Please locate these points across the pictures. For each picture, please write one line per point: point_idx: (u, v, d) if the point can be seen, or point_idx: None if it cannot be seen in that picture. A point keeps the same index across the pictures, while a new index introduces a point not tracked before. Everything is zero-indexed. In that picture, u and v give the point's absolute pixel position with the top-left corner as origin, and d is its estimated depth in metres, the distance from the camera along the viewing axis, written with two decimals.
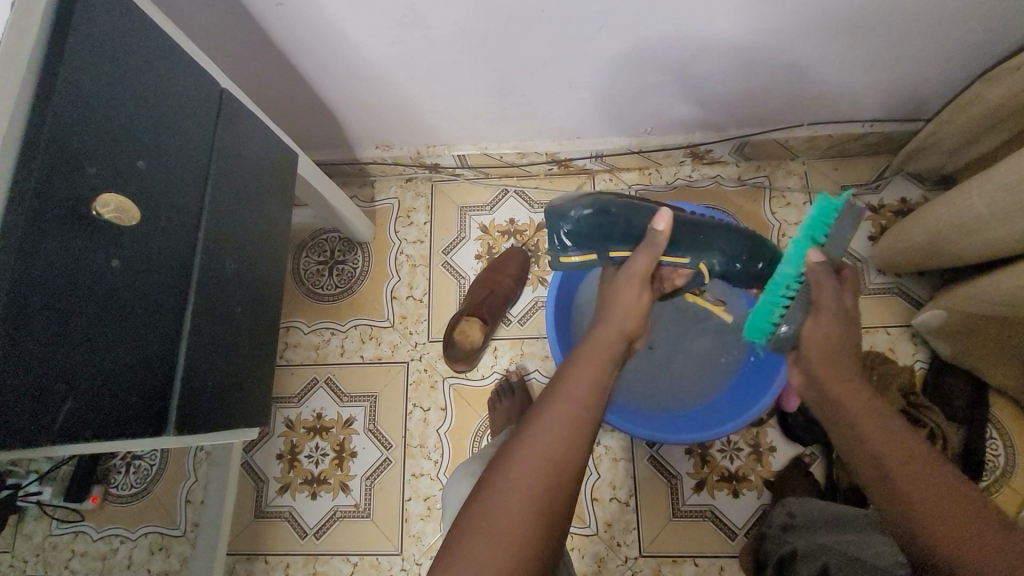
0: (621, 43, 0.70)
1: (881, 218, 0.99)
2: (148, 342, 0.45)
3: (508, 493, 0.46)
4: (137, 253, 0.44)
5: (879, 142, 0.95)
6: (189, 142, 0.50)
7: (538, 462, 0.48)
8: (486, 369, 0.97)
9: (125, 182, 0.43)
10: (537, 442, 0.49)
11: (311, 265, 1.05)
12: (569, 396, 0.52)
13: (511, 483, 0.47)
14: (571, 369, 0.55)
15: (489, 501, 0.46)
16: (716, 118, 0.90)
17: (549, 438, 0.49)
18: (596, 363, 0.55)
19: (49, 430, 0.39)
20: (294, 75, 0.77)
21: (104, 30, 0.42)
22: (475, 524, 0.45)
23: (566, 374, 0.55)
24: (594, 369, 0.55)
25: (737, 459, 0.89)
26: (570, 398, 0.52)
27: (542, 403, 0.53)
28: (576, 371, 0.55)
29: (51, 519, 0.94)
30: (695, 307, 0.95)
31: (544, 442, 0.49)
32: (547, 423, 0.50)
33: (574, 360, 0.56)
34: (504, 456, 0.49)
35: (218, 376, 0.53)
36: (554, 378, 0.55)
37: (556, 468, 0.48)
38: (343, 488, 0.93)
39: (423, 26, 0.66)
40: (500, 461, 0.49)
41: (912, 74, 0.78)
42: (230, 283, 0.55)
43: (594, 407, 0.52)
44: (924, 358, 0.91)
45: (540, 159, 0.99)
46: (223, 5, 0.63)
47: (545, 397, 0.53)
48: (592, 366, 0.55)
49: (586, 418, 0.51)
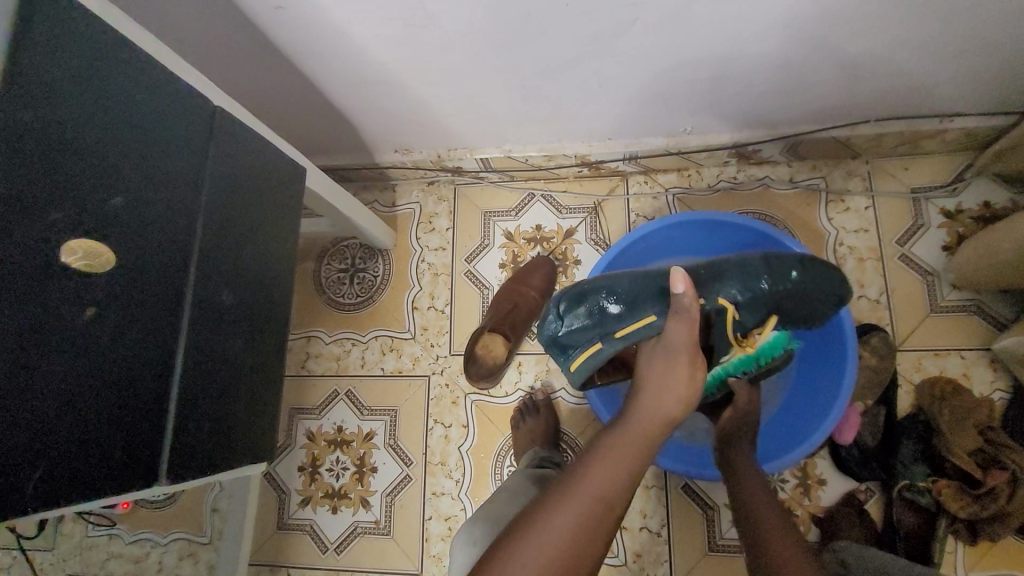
0: (656, 38, 0.62)
1: (959, 225, 0.87)
2: (131, 392, 0.43)
3: None
4: (116, 298, 0.42)
5: (959, 138, 0.82)
6: (178, 172, 0.47)
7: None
8: (509, 385, 0.92)
9: (99, 223, 0.40)
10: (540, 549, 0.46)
11: (332, 273, 1.02)
12: (580, 501, 0.49)
13: None
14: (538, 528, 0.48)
15: None
16: (766, 116, 0.80)
17: (551, 547, 0.47)
18: (614, 466, 0.52)
19: (21, 494, 0.37)
20: (304, 82, 0.73)
21: (66, 61, 0.39)
22: None
23: (580, 472, 0.52)
24: (612, 475, 0.51)
25: (781, 493, 0.81)
26: (581, 504, 0.49)
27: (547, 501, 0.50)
28: (591, 472, 0.51)
29: (88, 521, 0.97)
30: None
31: None
32: (554, 529, 0.47)
33: (592, 456, 0.53)
34: None
35: (218, 415, 0.50)
36: (564, 474, 0.52)
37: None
38: (363, 504, 0.92)
39: (433, 25, 0.60)
40: None
41: (1006, 61, 0.66)
42: (229, 317, 0.52)
43: (605, 516, 0.49)
44: (1005, 388, 0.80)
45: (569, 161, 0.92)
46: (222, 12, 0.59)
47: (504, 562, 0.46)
48: (610, 468, 0.52)
49: (596, 528, 0.49)
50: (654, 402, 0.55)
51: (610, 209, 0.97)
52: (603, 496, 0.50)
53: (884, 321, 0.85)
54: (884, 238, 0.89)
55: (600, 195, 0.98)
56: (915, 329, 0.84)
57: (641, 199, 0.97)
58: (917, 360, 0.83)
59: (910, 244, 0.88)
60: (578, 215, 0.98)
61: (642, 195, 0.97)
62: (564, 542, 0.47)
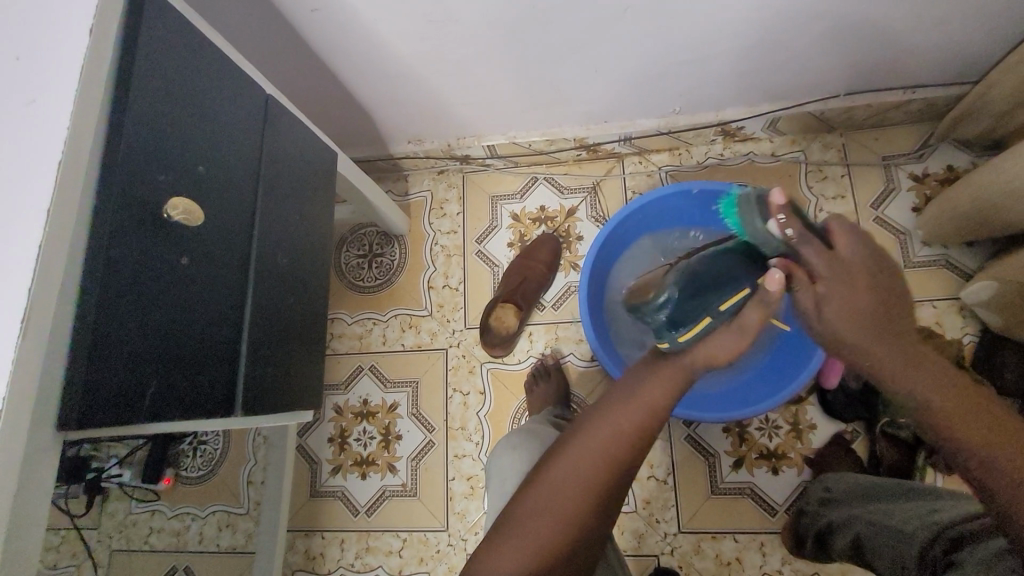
0: (645, 25, 0.71)
1: (925, 188, 0.95)
2: (215, 331, 0.50)
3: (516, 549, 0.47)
4: (201, 249, 0.49)
5: (922, 109, 0.91)
6: (243, 147, 0.54)
7: (558, 505, 0.48)
8: (522, 353, 1.00)
9: (186, 186, 0.48)
10: (555, 482, 0.49)
11: (352, 259, 1.09)
12: (596, 439, 0.51)
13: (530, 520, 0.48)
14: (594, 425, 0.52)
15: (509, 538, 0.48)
16: (747, 94, 0.88)
17: (568, 480, 0.49)
18: (633, 408, 0.52)
19: (138, 409, 0.43)
20: (330, 77, 0.81)
21: (164, 48, 0.46)
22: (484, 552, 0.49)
23: (598, 414, 0.53)
24: (630, 415, 0.52)
25: (776, 437, 0.89)
26: (596, 441, 0.51)
27: (565, 442, 0.52)
28: (608, 413, 0.53)
29: (131, 499, 1.03)
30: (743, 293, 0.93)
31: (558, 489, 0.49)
32: (570, 464, 0.50)
33: (611, 399, 0.54)
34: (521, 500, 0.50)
35: (278, 362, 0.58)
36: (582, 418, 0.54)
37: (574, 515, 0.48)
38: (390, 469, 0.99)
39: (450, 21, 0.68)
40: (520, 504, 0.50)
41: (955, 36, 0.75)
42: (283, 276, 0.59)
43: (624, 452, 0.51)
44: (975, 332, 0.88)
45: (568, 145, 1.00)
46: (263, 14, 0.67)
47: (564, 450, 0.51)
48: (629, 408, 0.52)
49: (613, 464, 0.50)
50: (689, 355, 0.55)
51: (608, 188, 1.05)
52: (620, 434, 0.51)
53: None
54: (859, 203, 0.97)
55: (598, 176, 1.06)
56: None
57: (636, 178, 1.05)
58: None
59: (884, 208, 0.96)
60: (578, 195, 1.06)
61: (636, 174, 1.05)
62: (618, 438, 0.51)
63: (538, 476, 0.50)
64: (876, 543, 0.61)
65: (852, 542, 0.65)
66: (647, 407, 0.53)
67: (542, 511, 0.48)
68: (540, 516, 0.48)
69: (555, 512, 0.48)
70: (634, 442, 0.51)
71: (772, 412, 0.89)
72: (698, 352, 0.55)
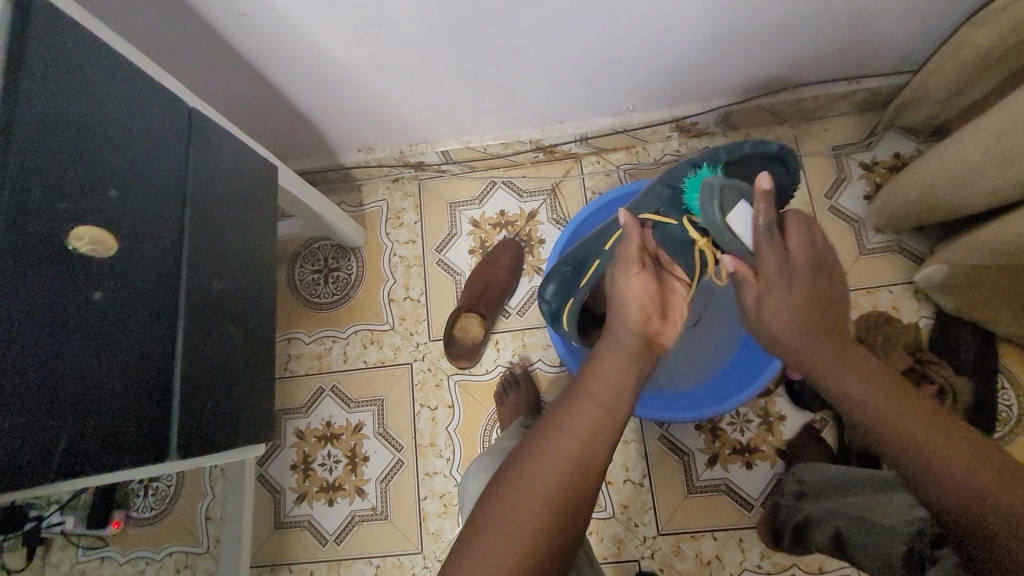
0: (593, 22, 0.69)
1: (875, 176, 0.98)
2: (138, 369, 0.46)
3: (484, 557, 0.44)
4: (115, 282, 0.45)
5: (868, 99, 0.93)
6: (164, 165, 0.50)
7: (523, 524, 0.45)
8: (489, 363, 0.97)
9: (95, 212, 0.44)
10: (521, 500, 0.46)
11: (306, 275, 1.04)
12: (555, 448, 0.49)
13: (494, 538, 0.45)
14: (552, 429, 0.50)
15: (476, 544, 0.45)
16: (700, 90, 0.88)
17: (531, 493, 0.47)
18: (586, 404, 0.52)
19: (45, 466, 0.40)
20: (266, 85, 0.76)
21: (60, 63, 0.42)
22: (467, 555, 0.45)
23: (557, 423, 0.51)
24: (586, 411, 0.51)
25: (747, 431, 0.89)
26: (555, 449, 0.49)
27: (515, 461, 0.49)
28: (562, 421, 0.51)
29: (77, 547, 0.96)
30: (714, 299, 0.93)
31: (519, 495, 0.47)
32: (527, 481, 0.47)
33: (567, 400, 0.53)
34: (487, 512, 0.47)
35: (217, 395, 0.54)
36: (543, 421, 0.52)
37: (545, 530, 0.45)
38: (358, 493, 0.94)
39: (389, 23, 0.65)
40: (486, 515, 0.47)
41: (895, 25, 0.75)
42: (217, 305, 0.55)
43: (586, 454, 0.49)
44: (929, 314, 0.90)
45: (524, 147, 0.98)
46: (184, 20, 0.61)
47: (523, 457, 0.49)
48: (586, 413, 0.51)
49: (575, 466, 0.48)
50: (619, 330, 0.57)
51: (567, 189, 1.04)
52: (585, 439, 0.50)
53: None
54: (814, 194, 0.98)
55: (557, 177, 1.04)
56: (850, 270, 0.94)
57: (595, 178, 1.03)
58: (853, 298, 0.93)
59: (836, 196, 0.98)
60: (538, 197, 1.04)
61: (596, 174, 1.03)
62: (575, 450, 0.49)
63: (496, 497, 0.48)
64: (858, 539, 0.62)
65: (831, 536, 0.66)
66: (603, 401, 0.52)
67: (502, 533, 0.45)
68: (498, 548, 0.44)
69: (521, 541, 0.44)
70: (597, 438, 0.50)
71: (741, 406, 0.89)
72: (623, 330, 0.57)
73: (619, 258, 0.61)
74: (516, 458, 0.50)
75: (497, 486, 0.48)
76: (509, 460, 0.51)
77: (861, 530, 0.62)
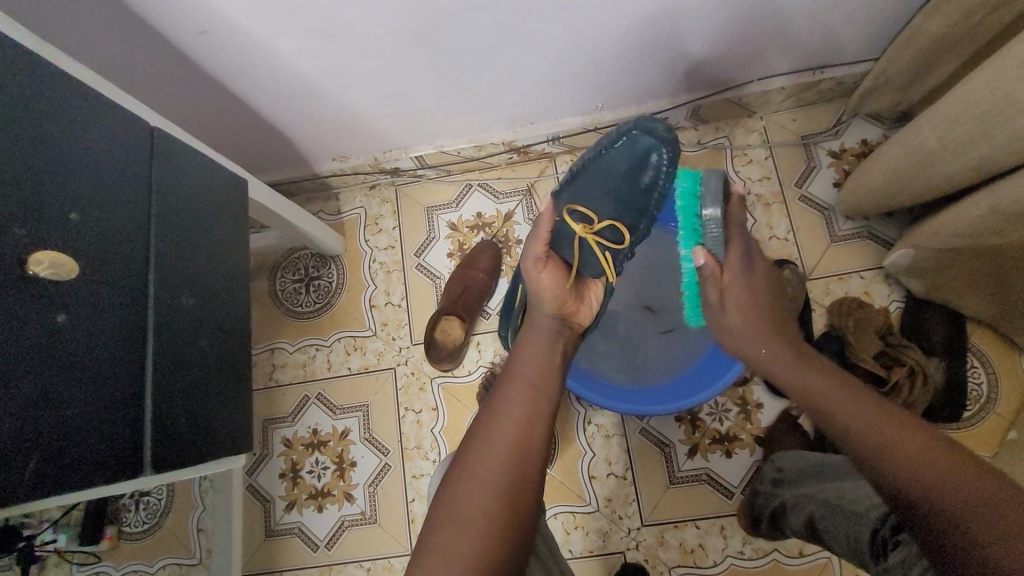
0: (552, 24, 0.69)
1: (844, 163, 0.99)
2: (108, 387, 0.47)
3: (441, 551, 0.47)
4: (81, 302, 0.46)
5: (833, 88, 0.94)
6: (127, 185, 0.51)
7: (472, 515, 0.49)
8: (471, 364, 0.98)
9: (58, 236, 0.45)
10: (466, 493, 0.50)
11: (288, 284, 1.05)
12: (493, 436, 0.53)
13: (450, 535, 0.48)
14: (489, 420, 0.55)
15: (434, 543, 0.48)
16: (666, 85, 0.89)
17: (475, 485, 0.50)
18: (518, 387, 0.56)
19: (17, 487, 0.41)
20: (234, 99, 0.77)
21: (16, 94, 0.43)
22: (428, 554, 0.48)
23: (489, 414, 0.55)
24: (518, 395, 0.56)
25: (727, 421, 0.90)
26: (492, 439, 0.53)
27: (462, 456, 0.53)
28: (495, 412, 0.55)
29: (71, 564, 0.97)
30: None
31: (465, 489, 0.50)
32: (468, 474, 0.51)
33: (498, 392, 0.57)
34: (440, 512, 0.50)
35: (190, 409, 0.55)
36: (481, 415, 0.56)
37: (500, 509, 0.49)
38: (347, 498, 0.95)
39: (351, 34, 0.66)
40: (441, 514, 0.50)
41: (851, 15, 0.77)
42: (188, 320, 0.56)
43: (521, 435, 0.53)
44: (900, 297, 0.92)
45: (497, 149, 0.99)
46: (146, 39, 0.62)
47: (464, 453, 0.53)
48: (515, 398, 0.56)
49: (508, 448, 0.52)
50: (539, 317, 0.61)
51: (542, 189, 1.05)
52: (518, 422, 0.54)
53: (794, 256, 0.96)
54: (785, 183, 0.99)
55: (532, 178, 1.05)
56: (821, 258, 0.95)
57: None
58: (826, 285, 0.94)
59: (806, 186, 0.99)
60: (514, 198, 1.05)
61: None
62: (509, 432, 0.53)
63: (445, 495, 0.51)
64: (829, 523, 0.64)
65: (805, 521, 0.68)
66: (531, 383, 0.57)
67: (457, 529, 0.48)
68: (461, 534, 0.48)
69: (481, 526, 0.48)
70: (529, 418, 0.54)
71: (719, 396, 0.90)
72: (539, 315, 0.61)
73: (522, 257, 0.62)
74: (460, 455, 0.53)
75: (446, 483, 0.52)
76: (455, 457, 0.55)
77: (833, 515, 0.64)
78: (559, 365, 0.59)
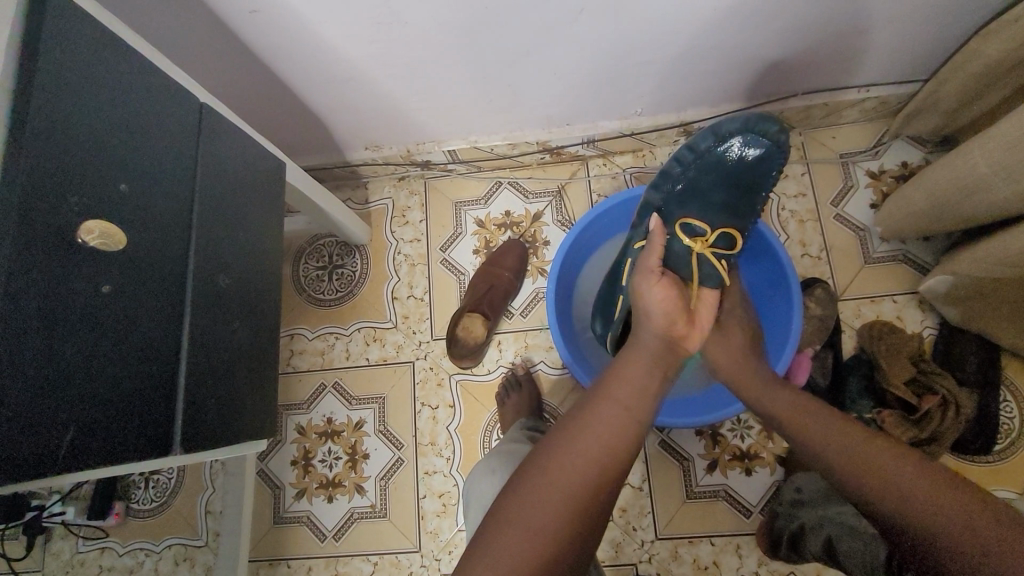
0: (602, 25, 0.68)
1: (882, 184, 0.97)
2: (142, 362, 0.46)
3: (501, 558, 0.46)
4: (124, 274, 0.45)
5: (876, 107, 0.93)
6: (173, 159, 0.50)
7: (549, 529, 0.47)
8: (491, 363, 0.97)
9: (107, 205, 0.44)
10: (547, 505, 0.48)
11: (311, 271, 1.05)
12: (581, 452, 0.52)
13: (517, 545, 0.46)
14: (576, 432, 0.53)
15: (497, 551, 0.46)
16: (708, 95, 0.88)
17: (554, 497, 0.49)
18: (610, 406, 0.55)
19: (52, 458, 0.41)
20: (275, 81, 0.76)
21: (76, 60, 0.42)
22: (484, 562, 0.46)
23: (579, 425, 0.54)
24: (611, 414, 0.55)
25: (748, 438, 0.89)
26: (582, 453, 0.51)
27: (535, 461, 0.52)
28: (584, 426, 0.54)
29: (77, 537, 0.96)
30: None
31: (542, 502, 0.48)
32: (550, 483, 0.50)
33: (588, 404, 0.56)
34: (505, 518, 0.48)
35: (220, 391, 0.54)
36: (564, 424, 0.55)
37: (565, 531, 0.48)
38: (358, 490, 0.95)
39: (399, 22, 0.65)
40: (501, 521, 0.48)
41: (905, 34, 0.75)
42: (223, 300, 0.55)
43: (612, 463, 0.52)
44: (933, 324, 0.90)
45: (531, 148, 0.98)
46: (195, 14, 0.62)
47: (545, 459, 0.51)
48: (608, 418, 0.54)
49: (598, 472, 0.51)
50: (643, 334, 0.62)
51: (573, 191, 1.04)
52: (610, 445, 0.53)
53: (825, 275, 0.95)
54: (821, 201, 0.98)
55: (562, 179, 1.04)
56: (853, 279, 0.94)
57: (601, 181, 1.03)
58: (856, 307, 0.93)
59: (842, 205, 0.97)
60: (544, 199, 1.04)
61: (601, 176, 1.03)
62: (597, 452, 0.52)
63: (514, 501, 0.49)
64: (848, 546, 0.65)
65: (822, 544, 0.69)
66: (625, 407, 0.56)
67: (526, 541, 0.47)
68: (524, 548, 0.46)
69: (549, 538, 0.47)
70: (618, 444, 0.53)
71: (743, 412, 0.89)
72: (646, 334, 0.62)
73: (640, 267, 0.66)
74: (537, 459, 0.52)
75: (519, 489, 0.50)
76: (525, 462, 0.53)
77: (850, 538, 0.65)
78: (654, 392, 0.59)
